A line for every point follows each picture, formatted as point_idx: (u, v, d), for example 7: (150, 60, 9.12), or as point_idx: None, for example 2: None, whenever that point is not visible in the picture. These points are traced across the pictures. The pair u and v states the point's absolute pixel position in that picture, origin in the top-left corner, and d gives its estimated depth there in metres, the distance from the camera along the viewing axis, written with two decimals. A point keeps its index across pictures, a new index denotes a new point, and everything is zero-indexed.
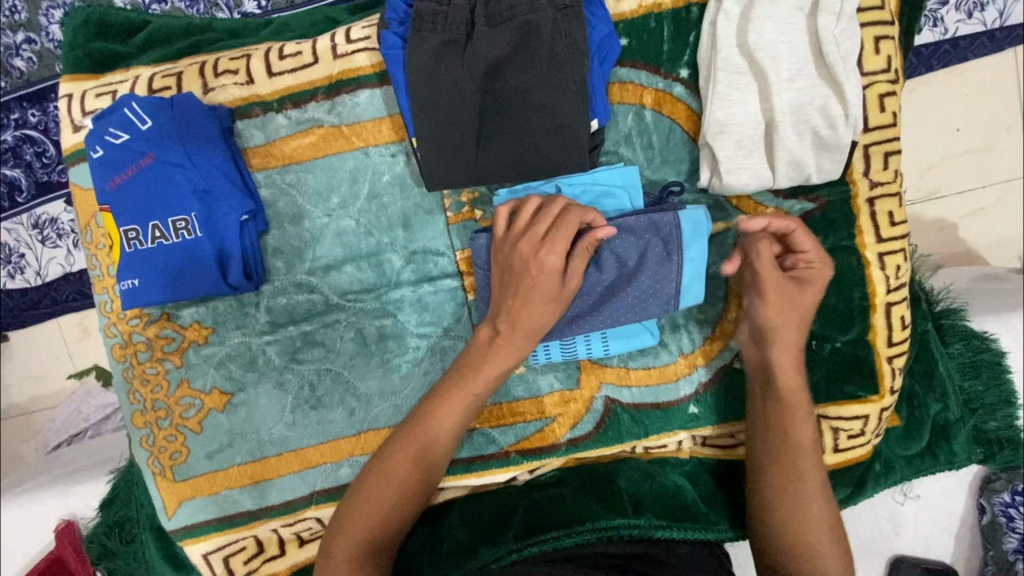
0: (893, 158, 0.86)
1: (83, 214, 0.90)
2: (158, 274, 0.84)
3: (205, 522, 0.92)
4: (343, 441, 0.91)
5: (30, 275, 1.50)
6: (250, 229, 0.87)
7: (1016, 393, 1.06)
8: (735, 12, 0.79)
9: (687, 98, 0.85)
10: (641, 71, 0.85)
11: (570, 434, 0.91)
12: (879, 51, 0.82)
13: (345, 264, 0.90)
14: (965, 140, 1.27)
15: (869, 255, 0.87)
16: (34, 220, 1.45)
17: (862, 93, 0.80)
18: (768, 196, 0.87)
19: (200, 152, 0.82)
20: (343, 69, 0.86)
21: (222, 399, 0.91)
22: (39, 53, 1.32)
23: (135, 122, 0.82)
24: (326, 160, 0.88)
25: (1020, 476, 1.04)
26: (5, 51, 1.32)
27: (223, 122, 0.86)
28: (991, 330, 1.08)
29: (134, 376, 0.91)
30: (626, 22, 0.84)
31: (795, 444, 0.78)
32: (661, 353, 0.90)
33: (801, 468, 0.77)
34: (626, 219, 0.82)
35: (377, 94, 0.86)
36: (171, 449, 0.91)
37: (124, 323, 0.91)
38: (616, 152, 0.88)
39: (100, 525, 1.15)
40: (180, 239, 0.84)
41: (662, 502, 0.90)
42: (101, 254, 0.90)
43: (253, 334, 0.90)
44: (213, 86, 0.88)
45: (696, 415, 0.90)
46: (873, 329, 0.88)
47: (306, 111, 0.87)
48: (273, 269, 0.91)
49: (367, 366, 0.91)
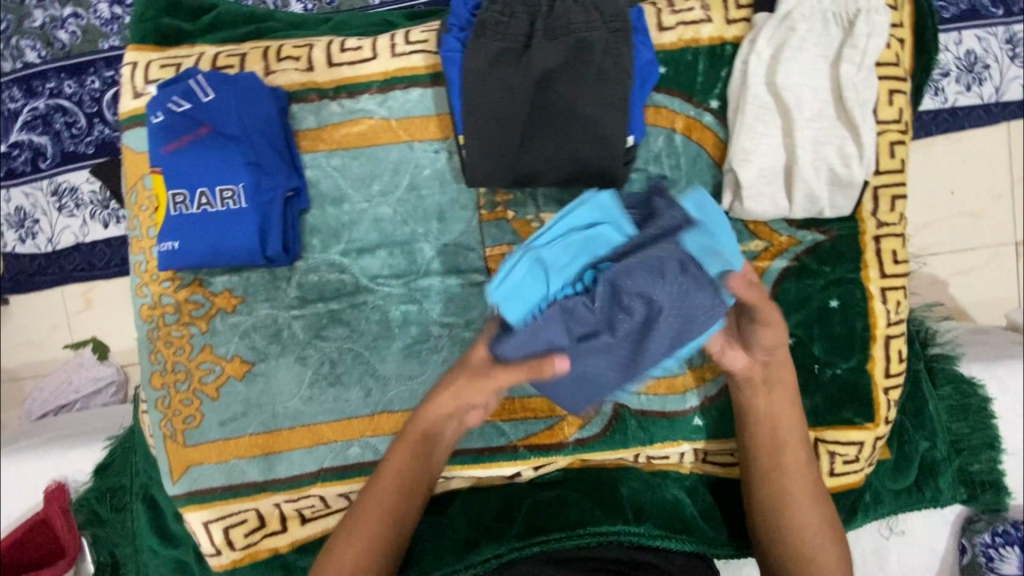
0: (899, 201, 0.93)
1: (131, 175, 0.94)
2: (199, 238, 0.87)
3: (210, 490, 0.93)
4: (357, 420, 0.93)
5: (41, 241, 1.49)
6: (293, 206, 0.92)
7: (999, 438, 1.12)
8: (766, 53, 0.87)
9: (715, 127, 0.92)
10: (675, 97, 0.92)
11: (578, 434, 0.94)
12: (893, 103, 0.90)
13: (378, 249, 0.94)
14: (958, 202, 1.35)
15: (872, 288, 0.93)
16: (54, 187, 1.45)
17: (876, 138, 0.88)
18: (782, 224, 0.93)
19: (257, 128, 0.87)
20: (399, 67, 0.91)
21: (242, 367, 0.93)
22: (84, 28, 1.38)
23: (198, 93, 0.87)
24: (372, 149, 0.93)
25: (1001, 518, 1.10)
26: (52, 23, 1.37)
27: (280, 103, 0.90)
28: (978, 376, 1.13)
29: (158, 337, 0.93)
30: (666, 52, 0.91)
31: (777, 444, 0.85)
32: (672, 363, 0.94)
33: (781, 465, 0.85)
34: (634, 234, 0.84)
35: (428, 94, 0.91)
36: (185, 413, 0.92)
37: (156, 285, 0.93)
38: (645, 170, 0.93)
39: (92, 490, 1.14)
40: (224, 208, 0.87)
41: (662, 512, 0.93)
42: (144, 215, 0.93)
43: (281, 308, 0.93)
44: (274, 69, 0.93)
45: (700, 427, 0.94)
46: (871, 359, 0.93)
47: (358, 101, 0.92)
48: (309, 247, 0.94)
49: (388, 349, 0.94)
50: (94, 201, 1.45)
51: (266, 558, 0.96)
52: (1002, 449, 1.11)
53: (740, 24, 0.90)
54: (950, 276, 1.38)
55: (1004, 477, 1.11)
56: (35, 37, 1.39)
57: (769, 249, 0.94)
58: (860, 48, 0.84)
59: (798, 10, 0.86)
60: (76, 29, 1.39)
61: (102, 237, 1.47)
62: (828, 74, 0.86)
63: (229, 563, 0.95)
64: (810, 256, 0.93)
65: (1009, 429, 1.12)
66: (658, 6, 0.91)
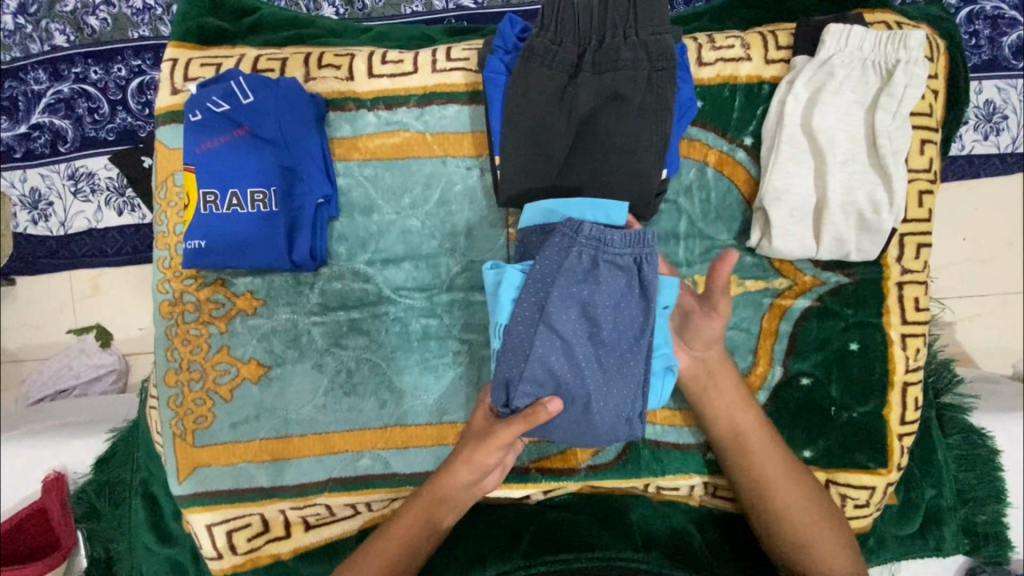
0: (924, 249, 0.93)
1: (162, 170, 0.94)
2: (224, 238, 0.87)
3: (215, 492, 0.91)
4: (369, 431, 0.92)
5: (53, 224, 1.46)
6: (323, 212, 0.92)
7: (1005, 490, 1.11)
8: (803, 95, 0.87)
9: (747, 164, 0.93)
10: (710, 132, 0.92)
11: (591, 460, 0.92)
12: (923, 152, 0.92)
13: (403, 261, 0.94)
14: (968, 249, 1.36)
15: (892, 333, 0.93)
16: (70, 171, 1.42)
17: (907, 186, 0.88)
18: (808, 264, 0.94)
19: (295, 133, 0.88)
20: (438, 82, 0.92)
21: (258, 370, 0.92)
22: (115, 17, 1.32)
23: (238, 95, 0.87)
24: (405, 161, 0.93)
25: (1003, 572, 1.08)
26: (82, 8, 1.32)
27: (319, 110, 0.91)
28: (987, 427, 1.14)
29: (176, 334, 0.92)
30: (704, 86, 0.92)
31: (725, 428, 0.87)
32: (688, 396, 0.93)
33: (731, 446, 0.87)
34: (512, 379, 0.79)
35: (465, 111, 0.92)
36: (197, 413, 0.91)
37: (178, 281, 0.93)
38: (675, 202, 0.94)
39: (92, 482, 1.13)
40: (254, 211, 0.87)
41: (669, 543, 0.92)
42: (172, 211, 0.93)
43: (302, 313, 0.93)
44: (314, 76, 0.93)
45: (713, 462, 0.92)
46: (889, 405, 0.93)
47: (395, 113, 0.93)
48: (335, 254, 0.94)
49: (406, 361, 0.93)
50: (110, 187, 1.42)
51: (267, 564, 0.94)
52: (1007, 501, 1.11)
53: (779, 64, 0.91)
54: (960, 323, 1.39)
55: (1009, 530, 1.10)
56: (66, 23, 1.33)
57: (793, 288, 0.94)
58: (897, 97, 0.85)
59: (837, 57, 0.88)
60: (107, 17, 1.32)
61: (116, 225, 1.46)
62: (862, 122, 0.87)
63: (230, 567, 0.94)
64: (833, 297, 0.94)
65: (1014, 483, 1.12)
66: (699, 41, 0.92)
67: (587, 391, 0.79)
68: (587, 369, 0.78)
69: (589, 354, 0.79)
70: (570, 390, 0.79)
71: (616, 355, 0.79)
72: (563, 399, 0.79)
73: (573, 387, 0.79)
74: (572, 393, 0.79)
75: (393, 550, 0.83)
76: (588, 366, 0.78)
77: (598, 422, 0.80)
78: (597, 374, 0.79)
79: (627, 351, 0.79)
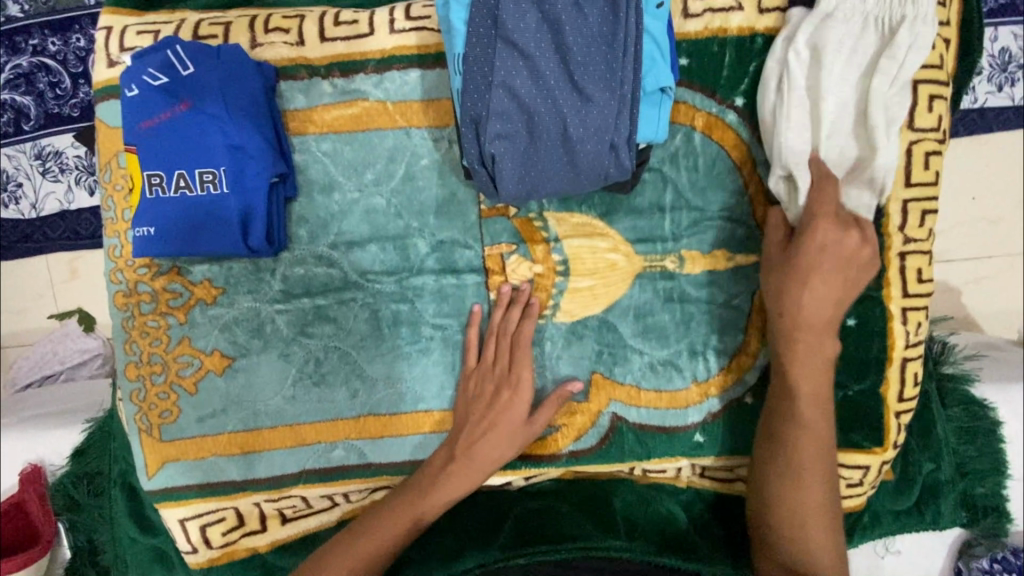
0: (930, 217, 0.86)
1: (105, 152, 0.87)
2: (176, 225, 0.82)
3: (186, 488, 0.88)
4: (342, 422, 0.88)
5: (25, 207, 1.39)
6: (279, 192, 0.85)
7: (1006, 463, 1.08)
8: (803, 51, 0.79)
9: (739, 127, 0.84)
10: (697, 92, 0.84)
11: (572, 446, 0.89)
12: (932, 110, 0.83)
13: (369, 243, 0.88)
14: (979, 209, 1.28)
15: (892, 308, 0.87)
16: (37, 150, 1.34)
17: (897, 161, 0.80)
18: None
19: (240, 106, 0.80)
20: (397, 45, 0.84)
21: (222, 362, 0.88)
22: None
23: (178, 67, 0.80)
24: (366, 135, 0.86)
25: (1000, 544, 1.07)
26: None
27: (267, 80, 0.83)
28: (989, 399, 1.09)
29: (133, 327, 0.88)
30: (689, 42, 0.83)
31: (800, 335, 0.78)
32: (674, 378, 0.88)
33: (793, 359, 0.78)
34: (476, 132, 0.71)
35: (428, 75, 0.84)
36: (162, 407, 0.88)
37: (131, 271, 0.87)
38: (659, 171, 0.86)
39: (68, 475, 1.10)
40: (204, 193, 0.81)
41: (656, 529, 0.89)
42: (118, 195, 0.87)
43: (265, 301, 0.88)
44: (261, 42, 0.85)
45: (701, 445, 0.88)
46: (886, 381, 0.89)
47: (352, 81, 0.85)
48: (296, 237, 0.88)
49: (376, 350, 0.88)
50: (79, 166, 1.35)
51: (244, 557, 0.92)
52: (1008, 473, 1.08)
53: (774, 13, 0.82)
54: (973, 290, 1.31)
55: (1008, 502, 1.08)
56: None
57: None
58: (899, 59, 0.77)
59: (839, 10, 0.79)
60: None
61: (89, 206, 1.39)
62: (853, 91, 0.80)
63: (206, 561, 0.92)
64: None
65: (1015, 455, 1.09)
66: None
67: (560, 114, 0.69)
68: (559, 95, 0.69)
69: (555, 59, 0.68)
70: (543, 121, 0.70)
71: (586, 27, 0.68)
72: (535, 132, 0.70)
73: (544, 120, 0.70)
74: (543, 123, 0.70)
75: (404, 525, 0.82)
76: (562, 94, 0.69)
77: (578, 154, 0.71)
78: (572, 98, 0.69)
79: (602, 46, 0.68)
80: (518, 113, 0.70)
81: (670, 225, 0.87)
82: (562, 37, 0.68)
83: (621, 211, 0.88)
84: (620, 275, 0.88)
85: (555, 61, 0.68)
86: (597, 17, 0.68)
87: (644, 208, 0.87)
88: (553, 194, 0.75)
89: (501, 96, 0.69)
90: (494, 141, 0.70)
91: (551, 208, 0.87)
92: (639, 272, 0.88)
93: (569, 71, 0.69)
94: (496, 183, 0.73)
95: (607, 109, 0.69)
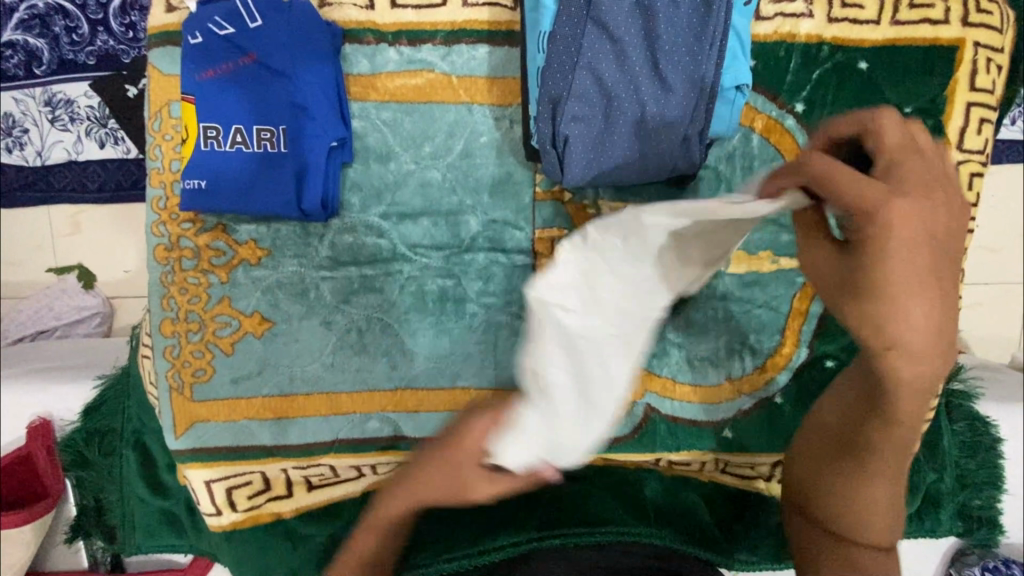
0: (967, 235, 0.89)
1: (157, 99, 0.85)
2: (228, 181, 0.80)
3: (215, 449, 0.87)
4: (379, 394, 0.88)
5: (30, 153, 1.28)
6: (335, 157, 0.84)
7: (1003, 478, 1.11)
8: (853, 76, 0.85)
9: (795, 132, 0.86)
10: (760, 95, 0.85)
11: (606, 433, 0.90)
12: (981, 132, 0.86)
13: (421, 216, 0.87)
14: (981, 235, 1.28)
15: None
16: (48, 97, 1.24)
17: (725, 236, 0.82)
18: (845, 244, 0.89)
19: (309, 65, 0.79)
20: (468, 19, 0.84)
21: (261, 324, 0.86)
22: None
23: (245, 18, 0.78)
24: (428, 106, 0.85)
25: (991, 554, 1.12)
26: None
27: (335, 41, 0.82)
28: (993, 416, 1.13)
29: (172, 283, 0.86)
30: (758, 44, 0.84)
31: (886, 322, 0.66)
32: (709, 373, 0.91)
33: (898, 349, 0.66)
34: (556, 111, 0.70)
35: (496, 52, 0.84)
36: (195, 366, 0.86)
37: (174, 225, 0.86)
38: (715, 169, 0.87)
39: (79, 431, 1.07)
40: (261, 151, 0.80)
41: (682, 521, 0.91)
42: (167, 146, 0.85)
43: (310, 267, 0.87)
44: (330, 2, 0.84)
45: (729, 440, 0.90)
46: None
47: (419, 51, 0.84)
48: (347, 204, 0.87)
49: (420, 323, 0.88)
50: (91, 117, 1.24)
51: (268, 522, 0.91)
52: (1004, 489, 1.11)
53: (842, 24, 0.84)
54: (997, 319, 1.31)
55: (1001, 515, 1.11)
56: None
57: None
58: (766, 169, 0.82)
59: (892, 39, 0.84)
60: None
61: (99, 158, 1.28)
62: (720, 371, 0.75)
63: (229, 524, 0.90)
64: None
65: (1013, 471, 1.12)
66: None
67: (639, 102, 0.70)
68: (640, 82, 0.69)
69: (639, 47, 0.69)
70: (620, 107, 0.70)
71: (675, 16, 0.69)
72: (612, 116, 0.70)
73: (624, 105, 0.70)
74: (621, 109, 0.70)
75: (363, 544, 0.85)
76: (644, 82, 0.69)
77: (651, 144, 0.71)
78: (654, 87, 0.69)
79: (689, 38, 0.69)
80: (596, 97, 0.70)
81: None
82: (647, 26, 0.69)
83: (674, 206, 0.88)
84: None
85: (638, 49, 0.69)
86: (689, 7, 0.69)
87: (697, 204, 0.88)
88: (617, 182, 0.76)
89: (582, 79, 0.69)
90: (570, 123, 0.70)
91: (605, 197, 0.88)
92: None
93: (651, 60, 0.69)
94: (565, 165, 0.72)
95: (685, 103, 0.70)
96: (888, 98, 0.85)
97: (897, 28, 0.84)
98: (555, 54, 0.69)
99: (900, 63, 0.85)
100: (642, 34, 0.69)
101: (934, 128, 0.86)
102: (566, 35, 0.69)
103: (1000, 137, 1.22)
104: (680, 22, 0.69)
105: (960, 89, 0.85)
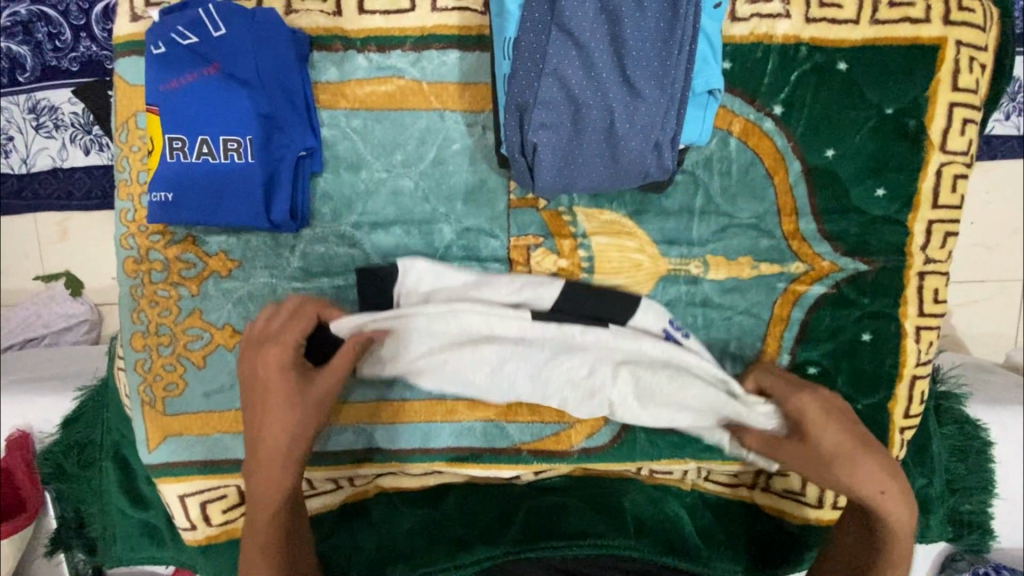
0: (952, 238, 0.87)
1: (123, 110, 0.84)
2: (195, 193, 0.79)
3: (188, 463, 0.86)
4: (355, 406, 0.87)
5: (15, 161, 1.27)
6: (305, 166, 0.83)
7: (994, 482, 1.09)
8: (832, 77, 0.83)
9: (774, 135, 0.84)
10: (737, 97, 0.83)
11: (585, 443, 0.89)
12: (964, 132, 0.84)
13: (394, 226, 0.86)
14: (973, 233, 1.26)
15: (907, 325, 0.88)
16: (31, 104, 1.22)
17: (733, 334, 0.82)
18: (827, 248, 0.87)
19: (274, 74, 0.78)
20: (438, 23, 0.82)
21: (233, 337, 0.85)
22: None
23: (208, 27, 0.77)
24: (398, 114, 0.84)
25: (982, 559, 1.10)
26: None
27: (301, 48, 0.81)
28: (983, 419, 1.11)
29: (142, 296, 0.85)
30: (734, 46, 0.82)
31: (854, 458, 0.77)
32: None
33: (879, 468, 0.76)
34: (524, 120, 0.69)
35: (467, 58, 0.82)
36: (167, 380, 0.85)
37: (143, 237, 0.85)
38: (692, 173, 0.86)
39: (59, 443, 1.06)
40: (227, 161, 0.78)
41: (661, 531, 0.89)
42: (134, 157, 0.84)
43: (282, 278, 0.86)
44: (297, 8, 0.83)
45: (711, 447, 0.89)
46: (895, 398, 0.89)
47: (389, 57, 0.83)
48: (319, 214, 0.85)
49: None
50: (75, 123, 1.23)
51: None
52: (995, 493, 1.09)
53: (820, 24, 0.82)
54: (989, 318, 1.29)
55: (992, 519, 1.09)
56: None
57: (809, 274, 0.88)
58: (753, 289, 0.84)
59: (871, 39, 0.82)
60: None
61: (83, 165, 1.27)
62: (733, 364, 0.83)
63: (203, 538, 0.89)
64: (850, 286, 0.88)
65: (1004, 476, 1.10)
66: None
67: (607, 109, 0.68)
68: (608, 88, 0.68)
69: (607, 53, 0.68)
70: (589, 115, 0.68)
71: (643, 20, 0.67)
72: (581, 124, 0.69)
73: (592, 113, 0.68)
74: (590, 116, 0.69)
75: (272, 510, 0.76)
76: (612, 88, 0.68)
77: (622, 151, 0.70)
78: (622, 93, 0.68)
79: (657, 42, 0.67)
80: (564, 105, 0.68)
81: (696, 229, 0.87)
82: (614, 31, 0.67)
83: (651, 212, 0.87)
84: (645, 276, 0.88)
85: (605, 54, 0.68)
86: (656, 12, 0.67)
87: (674, 210, 0.87)
88: (589, 190, 0.74)
89: (550, 86, 0.68)
90: (538, 131, 0.69)
91: (581, 203, 0.86)
92: (662, 275, 0.88)
93: (619, 66, 0.68)
94: (534, 175, 0.71)
95: (654, 109, 0.68)
96: (869, 99, 0.83)
97: (877, 27, 0.82)
98: (521, 61, 0.68)
99: (881, 63, 0.83)
100: (609, 39, 0.67)
101: (916, 130, 0.84)
102: (533, 42, 0.68)
103: (991, 133, 1.20)
104: (648, 27, 0.67)
105: (943, 89, 0.83)
